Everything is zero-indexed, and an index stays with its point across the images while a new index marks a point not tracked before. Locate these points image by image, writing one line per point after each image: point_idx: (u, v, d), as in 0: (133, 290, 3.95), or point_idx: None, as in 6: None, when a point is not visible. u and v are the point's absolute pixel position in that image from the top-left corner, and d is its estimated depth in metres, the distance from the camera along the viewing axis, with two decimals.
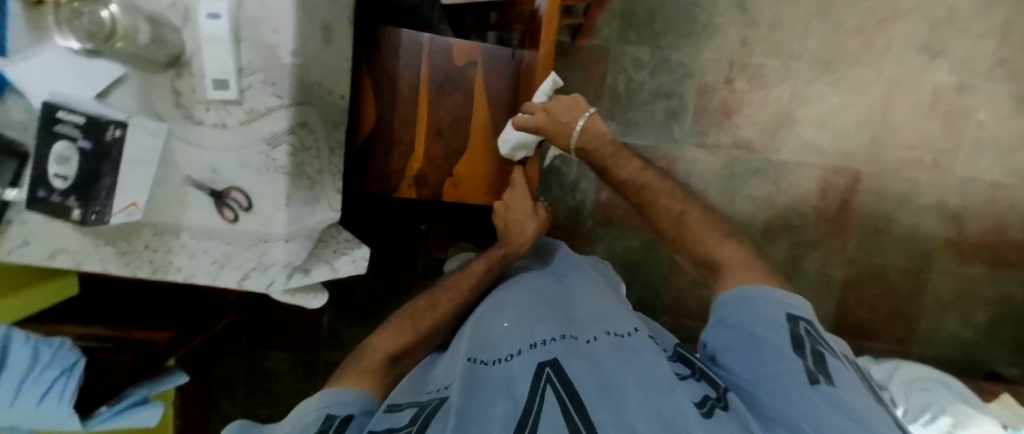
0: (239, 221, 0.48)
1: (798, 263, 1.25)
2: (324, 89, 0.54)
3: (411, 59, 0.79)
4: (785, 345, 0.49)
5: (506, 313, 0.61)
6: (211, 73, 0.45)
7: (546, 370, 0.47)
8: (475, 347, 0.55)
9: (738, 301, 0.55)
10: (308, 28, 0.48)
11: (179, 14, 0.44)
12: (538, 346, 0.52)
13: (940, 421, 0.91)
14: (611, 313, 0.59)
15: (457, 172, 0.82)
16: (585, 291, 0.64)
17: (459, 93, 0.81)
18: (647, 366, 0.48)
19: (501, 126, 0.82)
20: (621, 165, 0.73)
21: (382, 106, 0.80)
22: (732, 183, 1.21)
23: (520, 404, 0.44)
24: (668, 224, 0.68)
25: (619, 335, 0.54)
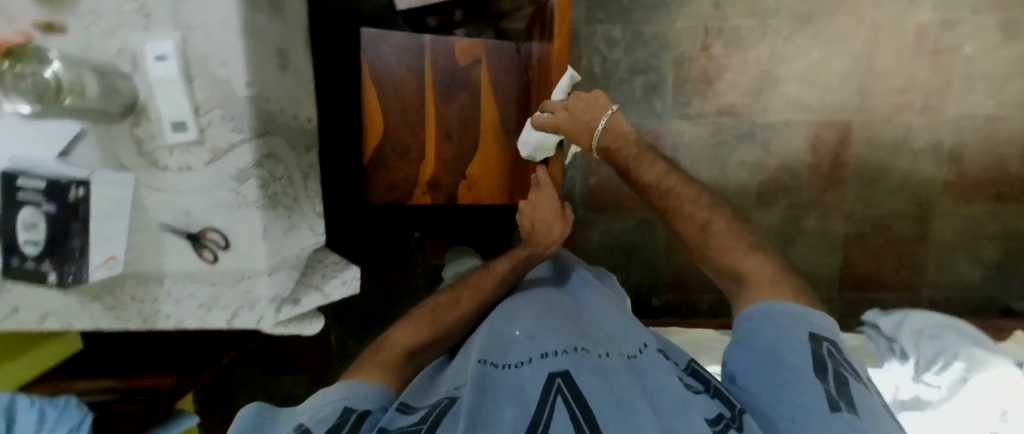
0: (219, 261, 0.48)
1: (797, 222, 1.24)
2: (288, 114, 0.53)
3: (419, 66, 0.86)
4: (806, 368, 0.47)
5: (518, 320, 0.60)
6: (168, 117, 0.44)
7: (557, 380, 0.46)
8: (486, 349, 0.54)
9: (760, 319, 0.55)
10: (260, 55, 0.47)
11: (127, 61, 0.42)
12: (549, 355, 0.51)
13: (952, 368, 0.90)
14: (627, 333, 0.58)
15: (469, 174, 0.89)
16: (601, 310, 0.65)
17: (466, 93, 0.87)
18: (661, 386, 0.48)
19: (508, 123, 0.89)
20: (644, 166, 0.71)
21: (392, 114, 0.87)
22: (721, 151, 1.19)
23: (530, 410, 0.44)
24: (696, 234, 0.67)
25: (631, 356, 0.53)
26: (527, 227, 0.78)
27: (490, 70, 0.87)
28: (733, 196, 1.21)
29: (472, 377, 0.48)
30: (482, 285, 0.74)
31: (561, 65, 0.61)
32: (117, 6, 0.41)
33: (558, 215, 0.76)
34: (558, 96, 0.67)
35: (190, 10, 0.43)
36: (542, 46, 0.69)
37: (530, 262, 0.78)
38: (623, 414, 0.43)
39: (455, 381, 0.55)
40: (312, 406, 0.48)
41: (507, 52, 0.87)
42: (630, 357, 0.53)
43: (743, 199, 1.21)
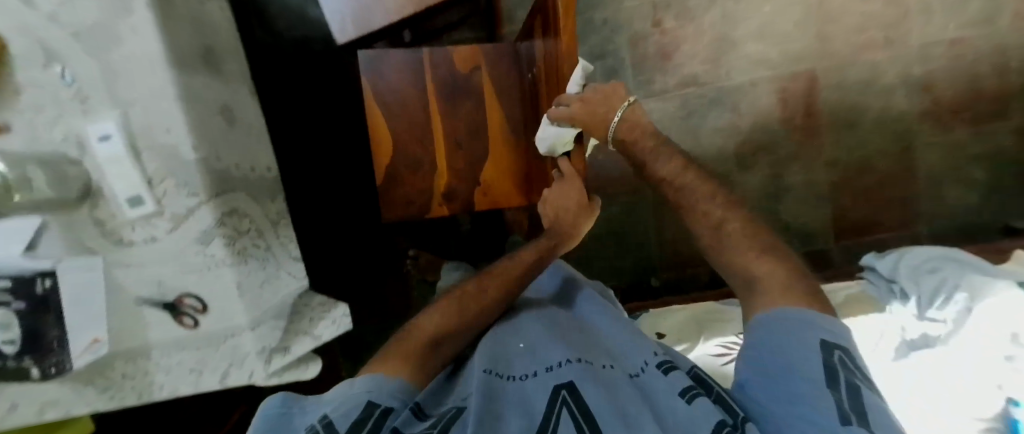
0: (200, 325, 0.50)
1: (783, 178, 1.22)
2: (245, 167, 0.54)
3: (415, 72, 0.79)
4: (816, 379, 0.42)
5: (525, 333, 0.58)
6: (122, 193, 0.44)
7: (562, 391, 0.46)
8: (492, 358, 0.53)
9: (767, 326, 0.49)
10: (204, 113, 0.48)
11: (73, 146, 0.42)
12: (553, 368, 0.50)
13: (955, 297, 0.88)
14: (632, 343, 0.57)
15: (485, 179, 0.82)
16: (609, 327, 0.62)
17: (470, 100, 0.81)
18: (664, 390, 0.47)
19: (518, 123, 0.81)
20: (660, 161, 0.68)
21: (396, 131, 0.80)
22: (693, 121, 1.19)
23: (535, 420, 0.44)
24: (717, 236, 0.61)
25: (634, 373, 0.52)
26: (550, 215, 0.72)
27: (493, 72, 0.81)
28: (712, 164, 1.20)
29: (478, 387, 0.47)
30: (505, 282, 0.65)
31: (572, 54, 0.54)
32: (55, 96, 0.42)
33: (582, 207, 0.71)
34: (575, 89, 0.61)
35: (125, 87, 0.43)
36: (547, 43, 0.62)
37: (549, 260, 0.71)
38: (626, 421, 0.42)
39: (463, 387, 0.52)
40: (338, 395, 0.45)
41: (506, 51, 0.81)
42: (635, 372, 0.52)
43: (724, 165, 1.20)
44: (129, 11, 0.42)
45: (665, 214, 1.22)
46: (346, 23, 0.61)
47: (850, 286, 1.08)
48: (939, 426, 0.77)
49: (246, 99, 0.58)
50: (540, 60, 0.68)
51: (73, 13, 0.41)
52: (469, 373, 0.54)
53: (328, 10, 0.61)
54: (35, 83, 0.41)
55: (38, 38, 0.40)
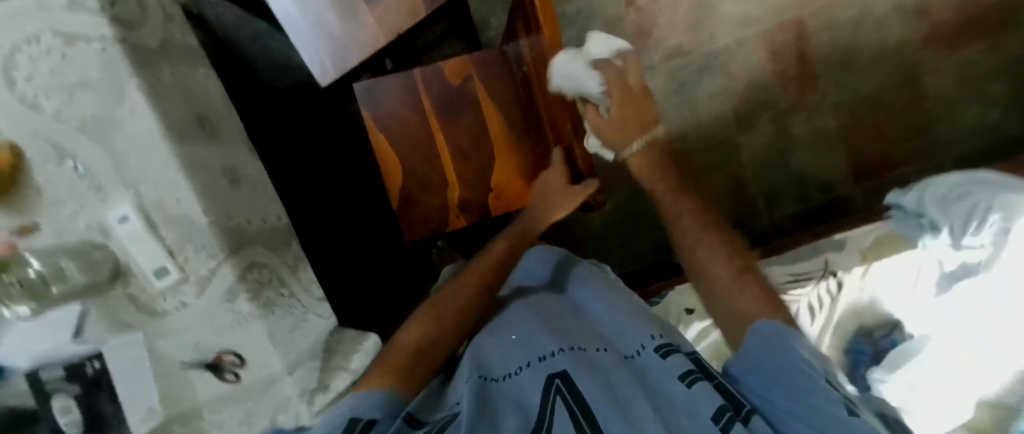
0: (242, 378, 0.51)
1: (789, 131, 1.19)
2: (256, 220, 0.56)
3: (399, 77, 0.67)
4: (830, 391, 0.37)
5: (515, 324, 0.53)
6: (149, 267, 0.47)
7: (554, 380, 0.41)
8: (481, 362, 0.48)
9: (774, 337, 0.42)
10: (208, 176, 0.50)
11: (97, 232, 0.46)
12: (543, 358, 0.45)
13: (991, 220, 0.76)
14: (630, 321, 0.51)
15: (496, 183, 0.68)
16: (604, 304, 0.55)
17: (466, 99, 0.67)
18: (662, 370, 0.43)
19: (517, 114, 0.68)
20: (675, 202, 0.60)
21: (402, 153, 0.67)
22: (686, 92, 1.17)
23: (529, 415, 0.40)
24: (731, 275, 0.49)
25: (630, 354, 0.47)
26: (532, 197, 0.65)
27: (489, 66, 0.67)
28: (712, 130, 1.18)
29: (469, 390, 0.42)
30: (484, 271, 0.61)
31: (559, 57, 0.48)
32: (72, 188, 0.45)
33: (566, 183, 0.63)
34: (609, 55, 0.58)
35: (132, 167, 0.45)
36: (531, 40, 0.54)
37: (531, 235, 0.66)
38: (620, 412, 0.38)
39: (457, 388, 0.47)
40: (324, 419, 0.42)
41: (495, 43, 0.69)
42: (631, 354, 0.47)
43: (724, 129, 1.18)
44: (122, 97, 0.44)
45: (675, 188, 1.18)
46: (327, 66, 0.63)
47: (877, 229, 0.86)
48: (975, 356, 0.78)
49: (248, 156, 0.61)
50: (528, 58, 0.59)
51: (73, 110, 0.43)
52: (461, 373, 0.49)
53: (308, 58, 0.63)
54: (52, 181, 0.45)
55: (50, 139, 0.44)
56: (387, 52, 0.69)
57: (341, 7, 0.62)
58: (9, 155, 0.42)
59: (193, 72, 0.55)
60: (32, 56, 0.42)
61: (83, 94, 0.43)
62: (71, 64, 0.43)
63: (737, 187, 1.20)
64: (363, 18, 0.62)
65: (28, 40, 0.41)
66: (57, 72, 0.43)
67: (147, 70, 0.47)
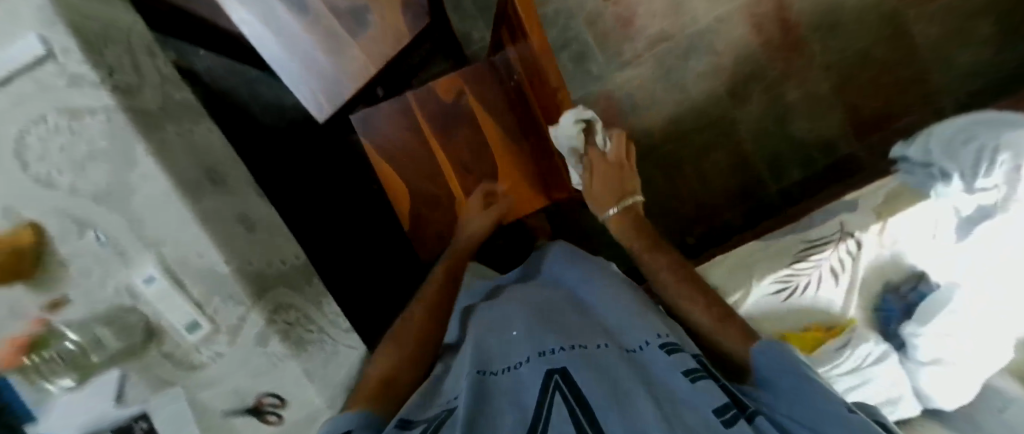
0: (285, 418, 0.54)
1: (784, 100, 1.19)
2: (274, 262, 0.57)
3: (394, 103, 0.67)
4: (833, 403, 0.39)
5: (515, 319, 0.53)
6: (180, 322, 0.48)
7: (554, 376, 0.42)
8: (480, 357, 0.49)
9: (779, 355, 0.45)
10: (225, 226, 0.51)
11: (125, 295, 0.47)
12: (547, 354, 0.45)
13: (1000, 160, 0.67)
14: (632, 316, 0.52)
15: (502, 192, 0.67)
16: (606, 302, 0.55)
17: (463, 116, 0.68)
18: (663, 368, 0.43)
19: (514, 123, 0.68)
20: (655, 258, 0.58)
21: (408, 177, 0.67)
22: (674, 75, 1.17)
23: (527, 413, 0.40)
24: (715, 321, 0.51)
25: (632, 349, 0.48)
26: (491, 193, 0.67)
27: (479, 79, 0.67)
28: (708, 109, 1.18)
29: (468, 387, 0.43)
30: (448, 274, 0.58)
31: (551, 60, 0.47)
32: (95, 257, 0.46)
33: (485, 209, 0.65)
34: (597, 133, 0.60)
35: (150, 229, 0.46)
36: (519, 47, 0.55)
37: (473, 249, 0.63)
38: (621, 405, 0.38)
39: (454, 381, 0.47)
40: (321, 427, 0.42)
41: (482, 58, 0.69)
42: (633, 349, 0.48)
43: (718, 106, 1.18)
44: (132, 163, 0.45)
45: (679, 172, 1.20)
46: (321, 101, 0.64)
47: (885, 185, 0.69)
48: (987, 301, 0.72)
49: (259, 200, 0.62)
50: (518, 65, 0.59)
51: (87, 181, 0.45)
52: (460, 367, 0.49)
53: (301, 96, 0.64)
54: (75, 254, 0.46)
55: (69, 213, 0.45)
56: (378, 81, 0.69)
57: (328, 43, 0.63)
58: (32, 235, 0.44)
59: (195, 127, 0.56)
60: (42, 134, 0.43)
61: (94, 166, 0.44)
62: (79, 138, 0.44)
63: (739, 162, 1.20)
64: (351, 51, 0.63)
65: (37, 121, 0.43)
66: (66, 148, 0.44)
67: (152, 133, 0.47)
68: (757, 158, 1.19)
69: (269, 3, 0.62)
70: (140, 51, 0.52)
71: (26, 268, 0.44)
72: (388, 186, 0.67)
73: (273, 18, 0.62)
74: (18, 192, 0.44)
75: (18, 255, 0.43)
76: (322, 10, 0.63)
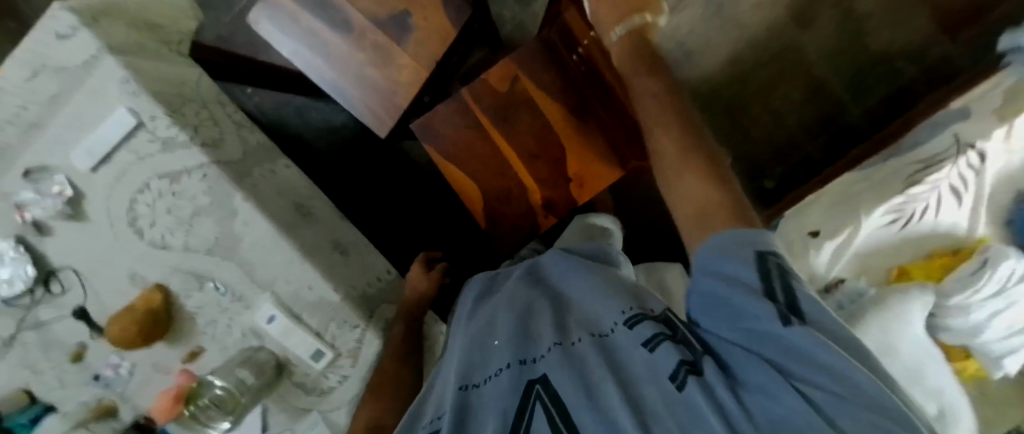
0: None
1: (854, 11, 0.83)
2: (370, 280, 0.58)
3: (445, 103, 0.64)
4: (772, 318, 0.21)
5: (495, 318, 0.38)
6: (306, 353, 0.50)
7: (535, 386, 0.29)
8: (464, 363, 0.35)
9: (711, 246, 0.24)
10: (323, 256, 0.52)
11: (251, 336, 0.50)
12: (530, 361, 0.32)
13: None
14: (601, 289, 0.35)
15: (572, 172, 0.63)
16: (586, 277, 0.38)
17: (521, 101, 0.63)
18: (630, 344, 0.28)
19: (578, 95, 0.62)
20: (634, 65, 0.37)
21: (475, 174, 0.65)
22: (724, 12, 0.87)
23: (507, 418, 0.28)
24: (684, 154, 0.29)
25: (603, 335, 0.31)
26: (542, 176, 0.63)
27: (532, 59, 0.62)
28: (772, 40, 0.87)
29: (451, 411, 0.31)
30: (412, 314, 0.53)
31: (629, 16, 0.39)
32: (218, 305, 0.49)
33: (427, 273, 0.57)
34: None
35: (263, 271, 0.48)
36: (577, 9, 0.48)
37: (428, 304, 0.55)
38: (597, 402, 0.26)
39: (439, 395, 0.36)
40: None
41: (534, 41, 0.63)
42: (604, 333, 0.31)
43: (777, 33, 0.86)
44: (234, 212, 0.46)
45: (743, 113, 0.90)
46: (378, 116, 0.64)
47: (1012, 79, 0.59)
48: None
49: (345, 224, 0.63)
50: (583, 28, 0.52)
51: (198, 238, 0.47)
52: (446, 376, 0.37)
53: (358, 113, 0.64)
54: (200, 305, 0.49)
55: (189, 269, 0.48)
56: (427, 88, 0.69)
57: (375, 56, 0.63)
58: (161, 294, 0.47)
59: (275, 166, 0.57)
60: (150, 201, 0.45)
61: (202, 222, 0.46)
62: (181, 199, 0.45)
63: (811, 89, 0.87)
64: (398, 59, 0.63)
65: (143, 190, 0.45)
66: (173, 209, 0.46)
67: (243, 180, 0.48)
68: (834, 80, 0.86)
69: (313, 32, 0.63)
70: (212, 102, 0.53)
71: (164, 326, 0.48)
72: (460, 187, 0.66)
73: (319, 45, 0.63)
74: (141, 259, 0.47)
75: (154, 312, 0.47)
76: (363, 24, 0.63)
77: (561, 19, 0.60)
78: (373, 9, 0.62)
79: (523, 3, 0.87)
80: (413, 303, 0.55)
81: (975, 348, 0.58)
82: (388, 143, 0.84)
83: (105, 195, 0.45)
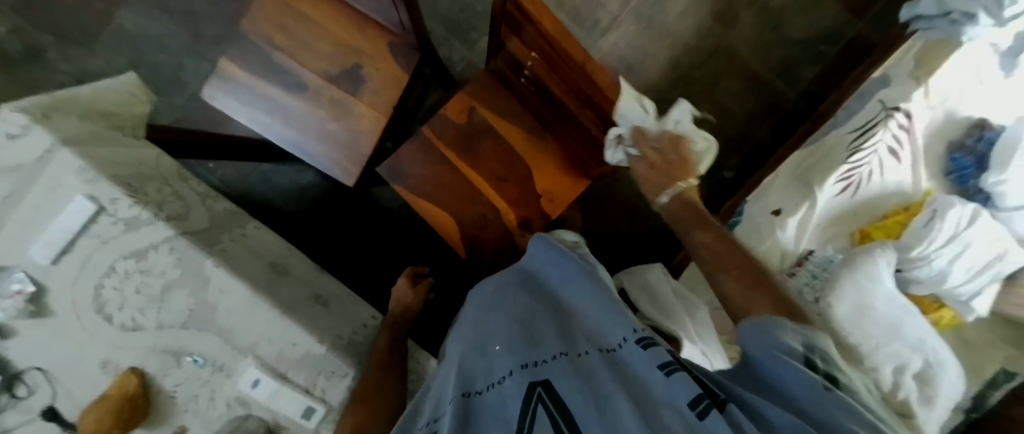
0: None
1: (769, 5, 0.92)
2: (357, 326, 0.58)
3: (411, 140, 0.66)
4: (817, 383, 0.24)
5: (494, 326, 0.38)
6: (295, 413, 0.49)
7: (536, 389, 0.29)
8: (463, 369, 0.34)
9: (767, 328, 0.28)
10: (308, 310, 0.52)
11: (236, 406, 0.49)
12: (532, 365, 0.31)
13: None
14: (599, 298, 0.36)
15: (541, 189, 0.66)
16: (582, 285, 0.39)
17: (484, 133, 0.66)
18: (643, 363, 0.28)
19: (538, 122, 0.66)
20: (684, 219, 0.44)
21: (446, 205, 0.66)
22: (656, 25, 0.93)
23: (512, 425, 0.28)
24: (752, 284, 0.34)
25: (611, 349, 0.32)
26: (515, 197, 0.66)
27: (486, 92, 0.66)
28: (702, 43, 0.93)
29: (451, 412, 0.29)
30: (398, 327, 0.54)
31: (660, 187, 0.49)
32: (199, 379, 0.47)
33: (413, 286, 0.60)
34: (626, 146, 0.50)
35: (242, 336, 0.47)
36: (521, 37, 0.50)
37: (410, 316, 0.58)
38: (607, 417, 0.25)
39: (434, 399, 0.35)
40: None
41: (487, 76, 0.66)
42: (612, 348, 0.32)
43: (707, 35, 0.93)
44: (206, 280, 0.46)
45: (692, 111, 0.95)
46: (343, 165, 0.65)
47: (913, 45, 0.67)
48: None
49: (323, 275, 0.64)
50: (527, 58, 0.53)
51: (170, 312, 0.46)
52: (444, 379, 0.37)
53: (323, 166, 0.65)
54: (178, 382, 0.47)
55: (163, 347, 0.46)
56: (388, 133, 0.71)
57: (334, 111, 0.65)
58: (136, 378, 0.45)
59: (245, 229, 0.58)
60: (117, 283, 0.45)
61: (173, 295, 0.45)
62: (150, 276, 0.45)
63: (748, 81, 0.94)
64: (357, 110, 0.65)
65: (108, 273, 0.44)
66: (143, 288, 0.45)
67: (212, 246, 0.48)
68: (767, 72, 0.94)
69: (267, 96, 0.65)
70: (174, 178, 0.53)
71: (142, 411, 0.45)
72: (436, 222, 0.66)
73: (277, 108, 0.65)
74: (113, 346, 0.46)
75: (133, 400, 0.45)
76: (317, 82, 0.65)
77: (503, 53, 0.61)
78: (326, 67, 0.65)
79: (468, 43, 0.92)
80: (398, 314, 0.57)
81: (945, 296, 0.60)
82: (358, 191, 0.85)
83: (69, 285, 0.44)
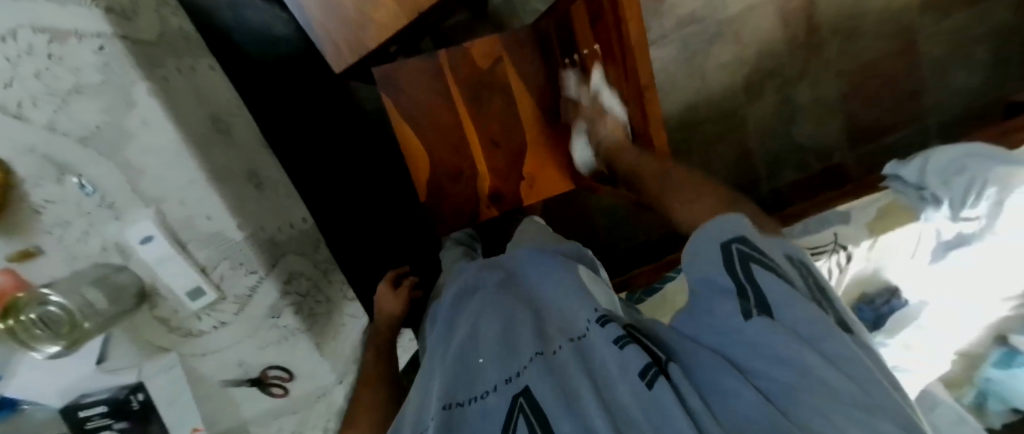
0: (289, 391, 0.56)
1: (792, 100, 0.96)
2: (279, 224, 0.54)
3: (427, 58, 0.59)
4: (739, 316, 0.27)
5: (480, 330, 0.37)
6: (181, 288, 0.45)
7: (518, 399, 0.29)
8: (446, 377, 0.32)
9: (696, 262, 0.31)
10: (237, 189, 0.47)
11: (115, 253, 0.42)
12: (516, 377, 0.31)
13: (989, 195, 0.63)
14: (571, 288, 0.37)
15: (527, 171, 0.64)
16: (556, 281, 0.39)
17: (500, 93, 0.61)
18: (602, 339, 0.30)
19: (556, 106, 0.63)
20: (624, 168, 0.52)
21: (432, 147, 0.61)
22: (695, 63, 0.92)
23: None
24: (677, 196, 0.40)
25: (575, 338, 0.32)
26: (500, 169, 0.63)
27: (521, 46, 0.61)
28: (723, 102, 0.95)
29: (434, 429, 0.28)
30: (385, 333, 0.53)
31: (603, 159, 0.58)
32: (77, 206, 0.40)
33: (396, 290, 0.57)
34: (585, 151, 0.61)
35: (151, 186, 0.41)
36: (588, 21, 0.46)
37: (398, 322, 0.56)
38: (577, 414, 0.26)
39: (419, 409, 0.34)
40: None
41: (530, 31, 0.61)
42: (579, 335, 0.32)
43: (731, 98, 0.95)
44: (131, 105, 0.38)
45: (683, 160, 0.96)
46: (338, 49, 0.59)
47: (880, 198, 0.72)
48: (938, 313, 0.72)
49: (262, 150, 0.57)
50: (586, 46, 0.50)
51: (72, 119, 0.37)
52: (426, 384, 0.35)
53: (314, 36, 0.58)
54: (51, 199, 0.39)
55: (42, 152, 0.37)
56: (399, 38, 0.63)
57: None
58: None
59: (195, 63, 0.49)
60: (9, 55, 0.34)
61: (82, 102, 0.36)
62: (61, 67, 0.35)
63: (740, 156, 0.98)
64: None
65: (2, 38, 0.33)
66: (45, 75, 0.35)
67: (153, 69, 0.40)
68: (759, 159, 0.98)
69: None
70: None
71: None
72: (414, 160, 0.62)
73: None
74: None
75: None
76: None
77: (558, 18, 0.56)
78: None
79: None
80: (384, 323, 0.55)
81: None
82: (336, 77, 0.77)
83: None
